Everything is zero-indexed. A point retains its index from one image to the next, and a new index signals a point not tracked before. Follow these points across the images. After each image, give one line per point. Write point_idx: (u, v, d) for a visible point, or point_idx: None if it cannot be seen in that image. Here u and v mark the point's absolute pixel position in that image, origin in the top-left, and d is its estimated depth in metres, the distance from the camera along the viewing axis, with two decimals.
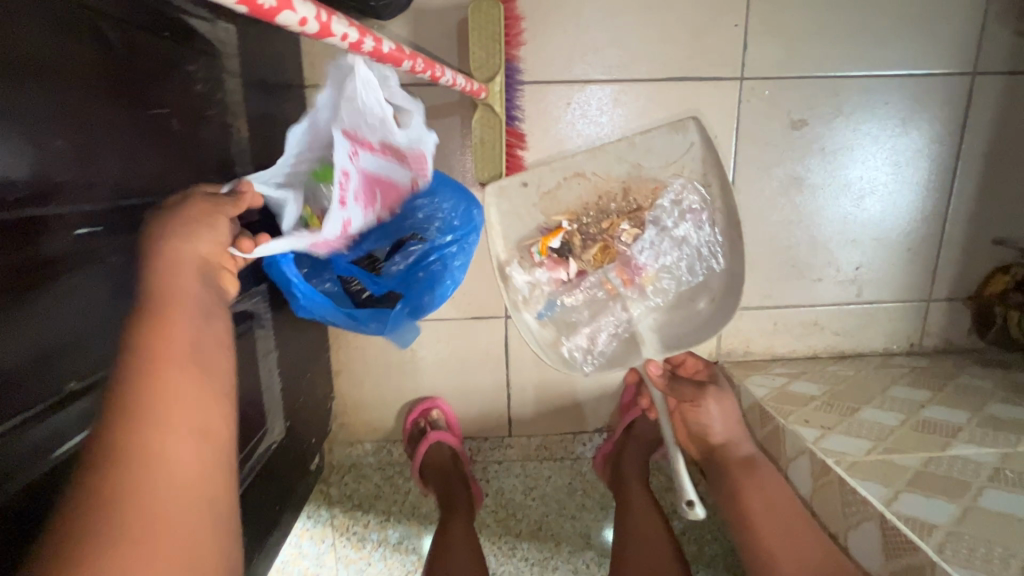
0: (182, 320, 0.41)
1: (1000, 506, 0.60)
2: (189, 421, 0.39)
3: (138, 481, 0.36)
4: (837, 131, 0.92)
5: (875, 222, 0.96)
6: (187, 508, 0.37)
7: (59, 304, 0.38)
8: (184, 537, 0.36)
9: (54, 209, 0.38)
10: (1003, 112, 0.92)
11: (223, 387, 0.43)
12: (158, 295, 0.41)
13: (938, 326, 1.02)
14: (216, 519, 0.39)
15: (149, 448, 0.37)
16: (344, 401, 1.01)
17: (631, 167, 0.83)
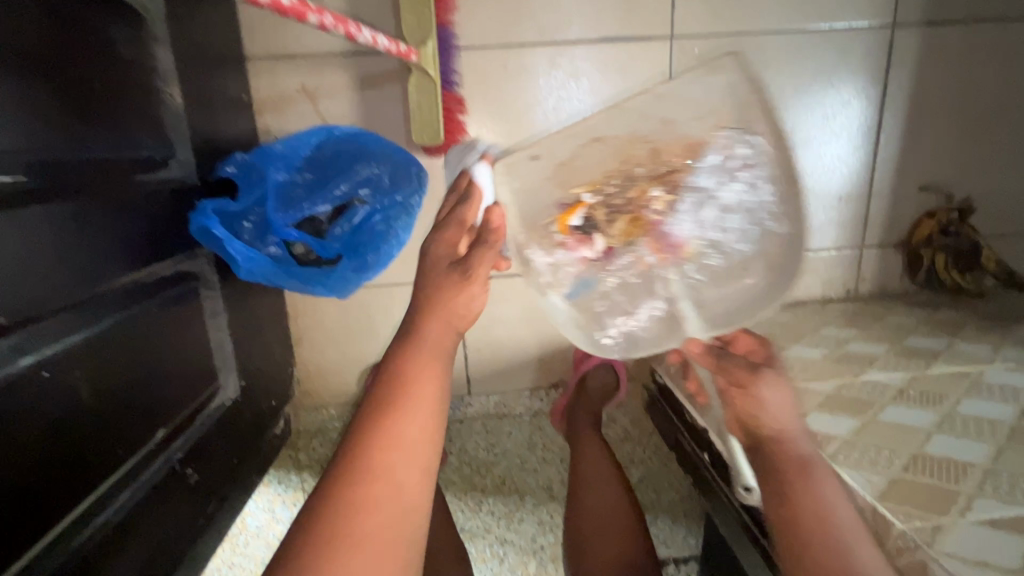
0: (439, 319, 0.61)
1: (898, 418, 0.65)
2: (431, 399, 0.58)
3: (391, 427, 0.56)
4: (767, 86, 0.96)
5: (808, 173, 1.01)
6: (418, 451, 0.56)
7: None
8: (410, 477, 0.54)
9: None
10: (924, 62, 0.96)
11: (448, 383, 0.61)
12: (434, 304, 0.61)
13: (872, 272, 1.08)
14: (430, 473, 0.56)
15: (411, 403, 0.57)
16: (307, 368, 1.05)
17: (658, 125, 0.66)
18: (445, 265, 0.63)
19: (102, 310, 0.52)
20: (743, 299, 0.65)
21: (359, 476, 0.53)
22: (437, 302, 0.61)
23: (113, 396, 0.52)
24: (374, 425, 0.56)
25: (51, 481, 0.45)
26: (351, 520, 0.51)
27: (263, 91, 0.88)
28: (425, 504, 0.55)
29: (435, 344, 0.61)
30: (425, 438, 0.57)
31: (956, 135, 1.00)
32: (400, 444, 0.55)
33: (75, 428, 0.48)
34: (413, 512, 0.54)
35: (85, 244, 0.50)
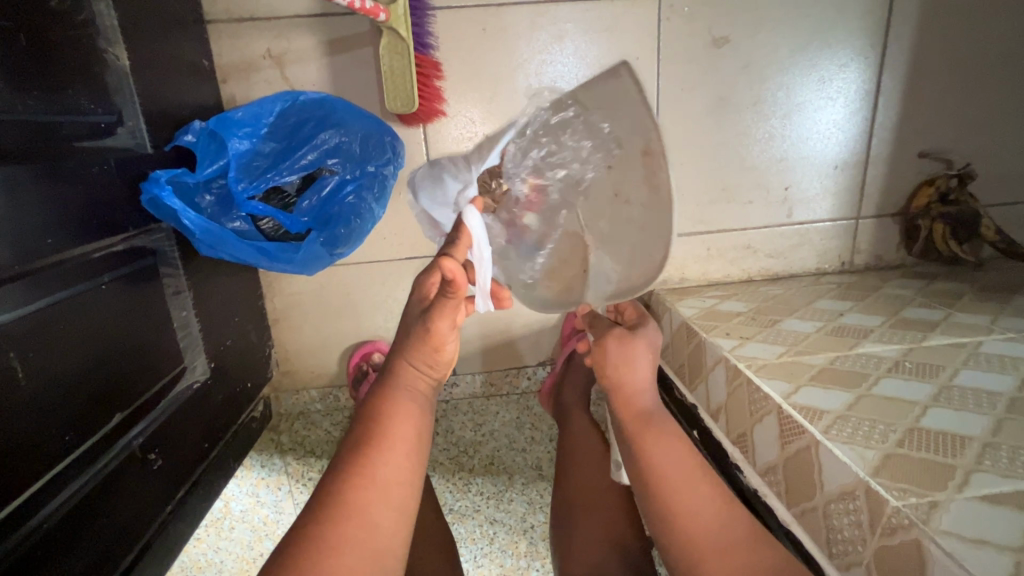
0: (409, 365, 0.59)
1: (893, 391, 0.62)
2: (404, 449, 0.56)
3: (361, 471, 0.53)
4: (760, 48, 0.91)
5: (801, 142, 0.97)
6: (383, 504, 0.52)
7: None
8: (381, 524, 0.52)
9: None
10: (925, 19, 0.91)
11: (424, 428, 0.59)
12: (406, 348, 0.59)
13: (868, 243, 1.04)
14: (403, 519, 0.53)
15: (387, 447, 0.55)
16: (286, 349, 1.02)
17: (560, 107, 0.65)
18: (415, 311, 0.60)
19: (41, 286, 0.48)
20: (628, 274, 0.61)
21: (327, 522, 0.50)
22: (408, 348, 0.59)
23: (56, 380, 0.49)
24: (347, 469, 0.53)
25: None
26: (321, 567, 0.47)
27: (226, 58, 0.83)
28: (395, 553, 0.52)
29: (413, 389, 0.59)
30: (396, 489, 0.54)
31: (957, 98, 0.96)
32: (373, 489, 0.52)
33: (13, 410, 0.44)
34: (382, 562, 0.50)
35: (17, 211, 0.46)
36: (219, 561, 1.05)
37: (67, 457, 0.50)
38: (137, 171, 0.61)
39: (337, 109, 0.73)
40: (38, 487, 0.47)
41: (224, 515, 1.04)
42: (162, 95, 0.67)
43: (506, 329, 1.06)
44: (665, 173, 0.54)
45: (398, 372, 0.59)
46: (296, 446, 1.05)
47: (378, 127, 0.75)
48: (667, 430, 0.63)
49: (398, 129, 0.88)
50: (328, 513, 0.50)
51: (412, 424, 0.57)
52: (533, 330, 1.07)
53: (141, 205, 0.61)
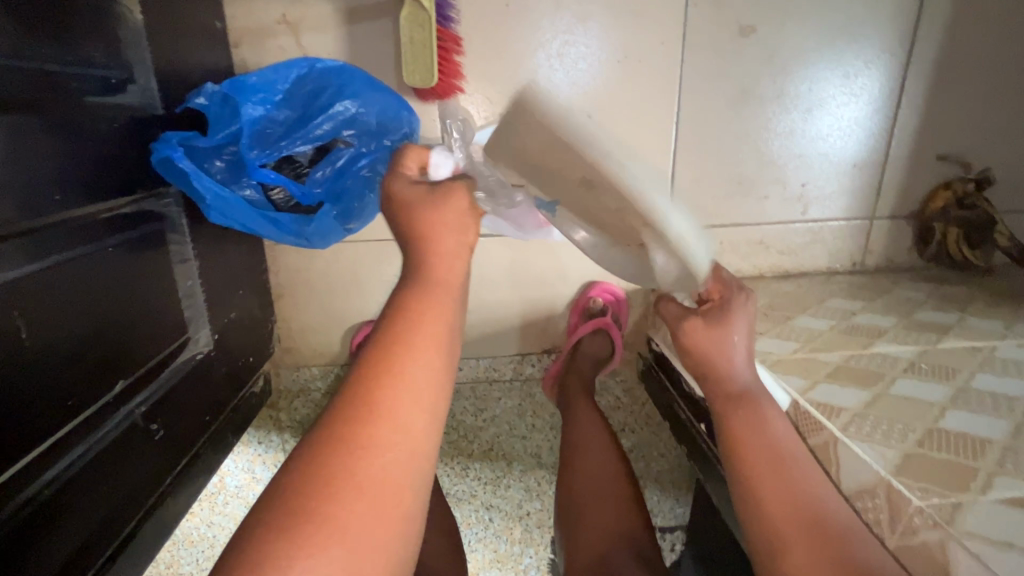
0: (428, 256, 0.57)
1: (910, 391, 0.61)
2: (434, 342, 0.52)
3: (392, 364, 0.49)
4: (787, 39, 0.89)
5: (823, 136, 0.95)
6: (415, 404, 0.48)
7: None
8: (413, 420, 0.48)
9: None
10: (956, 18, 0.90)
11: (455, 320, 0.55)
12: (426, 237, 0.57)
13: (880, 244, 1.04)
14: (436, 422, 0.50)
15: (413, 336, 0.51)
16: (288, 325, 1.00)
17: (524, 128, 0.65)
18: (422, 198, 0.59)
19: (46, 245, 0.46)
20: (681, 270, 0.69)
21: (362, 419, 0.46)
22: (427, 237, 0.57)
23: (61, 341, 0.47)
24: (378, 363, 0.49)
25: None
26: (355, 469, 0.44)
27: (239, 21, 0.80)
28: (431, 457, 0.48)
29: (438, 276, 0.56)
30: (429, 387, 0.50)
31: (980, 100, 0.95)
32: (403, 382, 0.48)
33: (17, 372, 0.43)
34: (417, 464, 0.47)
35: (23, 163, 0.44)
36: (213, 536, 1.03)
37: (70, 422, 0.48)
38: (145, 132, 0.58)
39: (355, 79, 0.71)
40: (41, 449, 0.45)
41: (219, 490, 1.04)
42: (171, 52, 0.64)
43: (510, 315, 1.05)
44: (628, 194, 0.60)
45: (423, 263, 0.57)
46: (295, 424, 1.04)
47: (395, 99, 0.73)
48: (762, 414, 0.55)
49: (414, 104, 0.86)
50: (356, 411, 0.47)
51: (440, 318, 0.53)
52: (538, 317, 1.06)
53: (151, 169, 0.59)
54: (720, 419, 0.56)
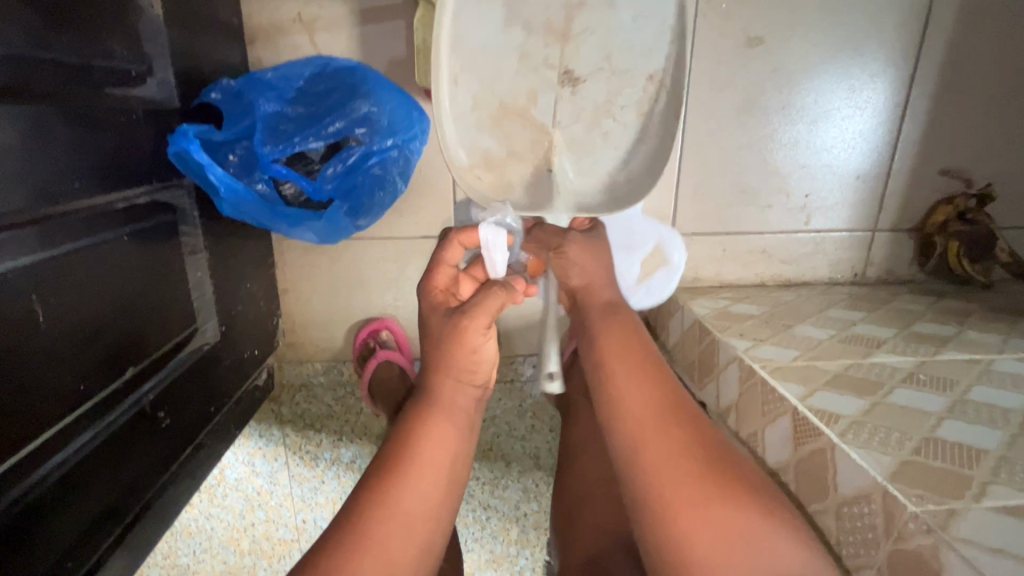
0: (439, 385, 0.67)
1: (908, 400, 0.62)
2: (434, 474, 0.61)
3: (391, 493, 0.57)
4: (793, 51, 0.90)
5: (827, 147, 0.96)
6: (404, 534, 0.56)
7: None
8: (400, 551, 0.55)
9: None
10: (961, 34, 0.91)
11: (456, 451, 0.64)
12: (442, 364, 0.67)
13: (881, 256, 1.04)
14: (422, 552, 0.57)
15: (415, 468, 0.60)
16: (292, 320, 1.01)
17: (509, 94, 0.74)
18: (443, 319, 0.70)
19: (61, 232, 0.47)
20: (597, 198, 0.76)
21: (358, 543, 0.54)
22: (444, 362, 0.67)
23: (74, 326, 0.48)
24: (379, 489, 0.58)
25: (9, 410, 0.42)
26: None
27: (255, 18, 0.81)
28: None
29: (449, 402, 0.66)
30: (422, 517, 0.58)
31: (983, 116, 0.96)
32: (395, 512, 0.57)
33: (32, 352, 0.43)
34: None
35: (43, 150, 0.45)
36: (210, 527, 1.05)
37: (80, 407, 0.49)
38: (162, 125, 0.59)
39: (368, 79, 0.71)
40: (47, 435, 0.46)
41: (218, 482, 1.05)
42: (189, 45, 0.65)
43: (513, 316, 1.06)
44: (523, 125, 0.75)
45: (434, 390, 0.67)
46: (296, 418, 1.05)
47: (406, 100, 0.74)
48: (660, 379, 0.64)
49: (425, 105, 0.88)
50: (353, 535, 0.54)
51: (442, 451, 0.62)
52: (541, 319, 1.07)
53: (167, 161, 0.60)
54: (609, 386, 0.64)
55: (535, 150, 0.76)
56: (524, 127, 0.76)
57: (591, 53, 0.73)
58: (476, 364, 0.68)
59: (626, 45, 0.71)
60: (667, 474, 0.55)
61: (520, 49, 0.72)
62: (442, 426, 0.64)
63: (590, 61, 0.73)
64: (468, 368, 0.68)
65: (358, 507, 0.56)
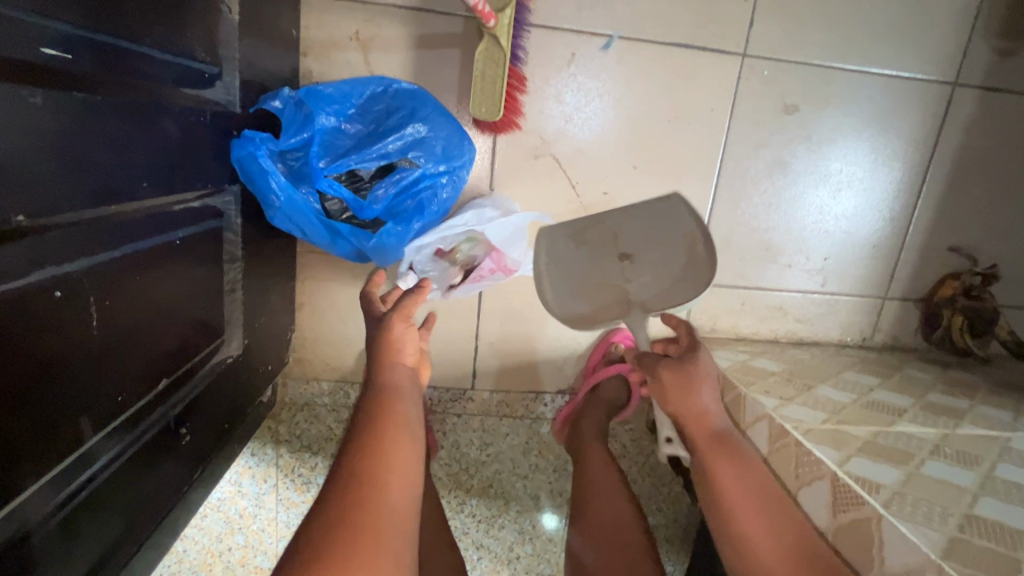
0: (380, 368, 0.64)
1: (941, 473, 0.63)
2: (398, 457, 0.57)
3: (358, 478, 0.54)
4: (825, 121, 0.94)
5: (847, 214, 1.00)
6: (385, 515, 0.53)
7: (20, 129, 0.33)
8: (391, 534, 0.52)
9: (31, 16, 0.34)
10: (976, 123, 0.97)
11: (413, 433, 0.61)
12: (375, 353, 0.65)
13: (889, 323, 1.08)
14: (409, 538, 0.54)
15: (379, 449, 0.57)
16: (304, 335, 0.97)
17: (576, 257, 0.74)
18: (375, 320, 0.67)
19: (119, 233, 0.44)
20: (671, 306, 0.70)
21: (346, 532, 0.50)
22: (380, 352, 0.64)
23: (124, 331, 0.45)
24: (347, 475, 0.55)
25: (51, 423, 0.38)
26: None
27: (312, 31, 0.81)
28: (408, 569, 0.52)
29: (396, 385, 0.63)
30: (399, 500, 0.55)
31: (990, 200, 1.01)
32: (375, 492, 0.54)
33: (84, 354, 0.41)
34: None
35: (120, 146, 0.42)
36: (182, 550, 0.97)
37: (116, 421, 0.46)
38: (224, 130, 0.58)
39: (427, 103, 0.71)
40: (81, 450, 0.42)
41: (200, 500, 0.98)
42: (254, 52, 0.64)
43: (529, 351, 1.04)
44: (599, 277, 0.73)
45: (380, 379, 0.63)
46: (293, 439, 1.00)
47: (460, 128, 0.74)
48: (738, 452, 0.64)
49: (470, 134, 0.88)
50: (338, 528, 0.51)
51: (399, 432, 0.59)
52: (557, 356, 1.05)
53: (222, 165, 0.58)
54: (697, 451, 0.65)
55: (619, 303, 0.72)
56: (607, 278, 0.73)
57: (637, 221, 0.73)
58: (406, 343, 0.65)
59: (658, 219, 0.72)
60: (748, 515, 0.60)
61: (573, 229, 0.74)
62: (392, 409, 0.61)
63: (643, 226, 0.72)
64: (403, 349, 0.65)
65: (331, 494, 0.53)
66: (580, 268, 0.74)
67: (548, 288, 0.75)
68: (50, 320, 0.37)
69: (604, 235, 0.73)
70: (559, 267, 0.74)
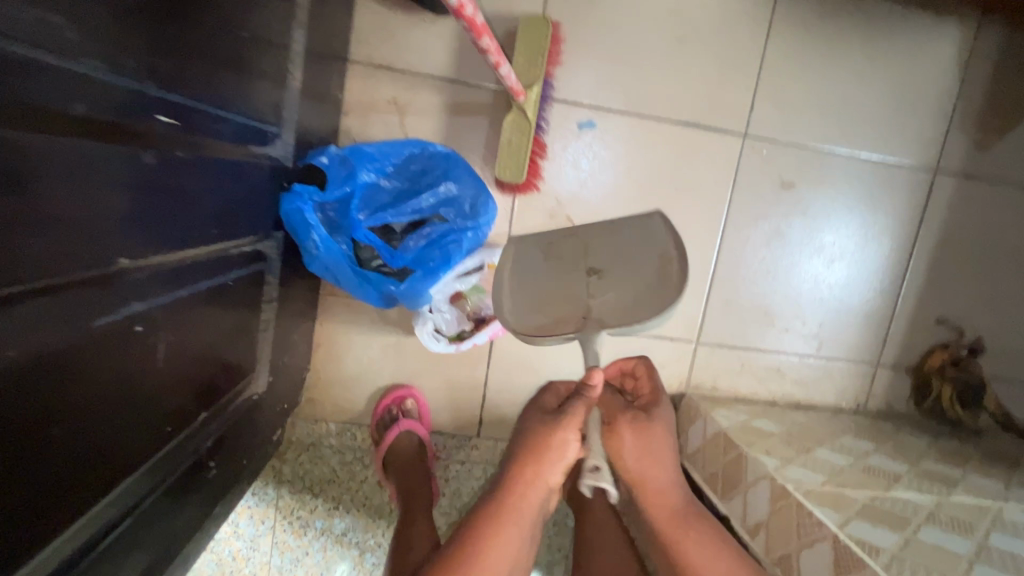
0: (527, 471, 0.63)
1: (936, 540, 0.66)
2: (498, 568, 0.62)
3: None
4: (819, 198, 1.02)
5: (840, 284, 1.06)
6: None
7: (133, 185, 0.39)
8: None
9: (154, 91, 0.41)
10: (957, 206, 1.05)
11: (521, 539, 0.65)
12: (517, 459, 0.64)
13: (882, 390, 1.11)
14: None
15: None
16: (317, 375, 1.00)
17: (539, 270, 0.72)
18: (545, 421, 0.64)
19: (188, 275, 0.49)
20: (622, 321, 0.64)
21: None
22: (519, 462, 0.63)
23: (180, 363, 0.49)
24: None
25: (109, 449, 0.42)
26: None
27: (355, 94, 0.88)
28: None
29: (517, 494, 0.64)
30: None
31: (973, 278, 1.08)
32: None
33: (148, 380, 0.45)
34: None
35: (200, 198, 0.48)
36: None
37: (159, 453, 0.49)
38: (278, 182, 0.64)
39: (458, 165, 0.78)
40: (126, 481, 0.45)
41: None
42: (308, 113, 0.70)
43: None
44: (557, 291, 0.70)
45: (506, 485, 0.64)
46: (296, 479, 1.00)
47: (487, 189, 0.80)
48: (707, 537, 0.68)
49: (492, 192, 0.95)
50: None
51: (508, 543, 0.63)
52: None
53: (272, 213, 0.64)
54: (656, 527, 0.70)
55: (572, 315, 0.68)
56: (569, 293, 0.69)
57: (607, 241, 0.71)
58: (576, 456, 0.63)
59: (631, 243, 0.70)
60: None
61: (544, 244, 0.73)
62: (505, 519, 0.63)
63: (614, 244, 0.70)
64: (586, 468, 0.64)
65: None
66: (539, 279, 0.71)
67: (505, 299, 0.72)
68: (128, 349, 0.42)
69: (569, 249, 0.72)
70: (523, 278, 0.72)
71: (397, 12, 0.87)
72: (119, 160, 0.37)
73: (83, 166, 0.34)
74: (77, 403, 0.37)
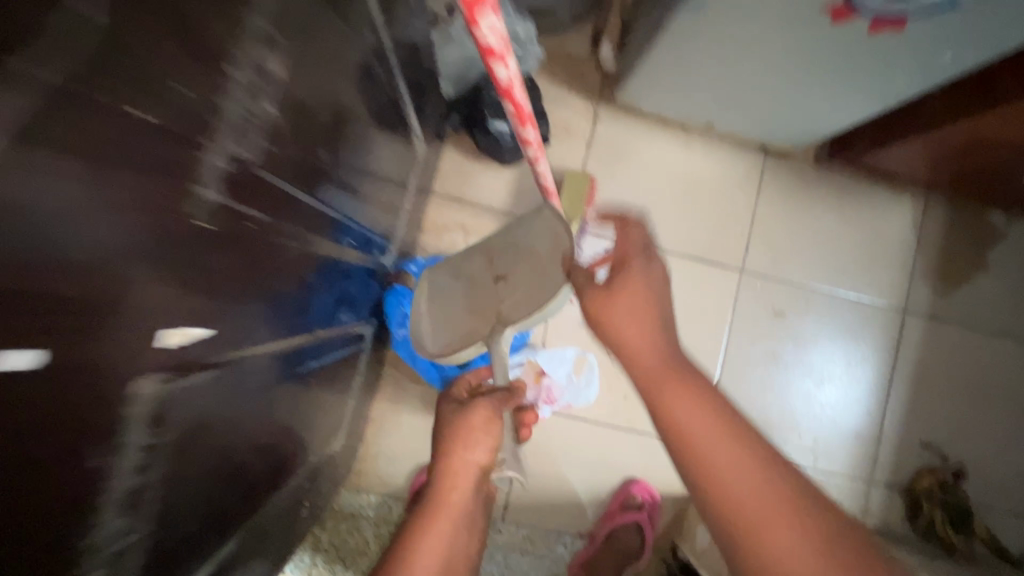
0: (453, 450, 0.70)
1: None
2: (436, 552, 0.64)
3: None
4: (806, 327, 1.21)
5: (830, 403, 1.20)
6: None
7: (321, 278, 0.60)
8: None
9: (345, 223, 0.63)
10: (928, 342, 1.22)
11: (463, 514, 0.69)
12: (440, 442, 0.72)
13: (878, 507, 1.20)
14: None
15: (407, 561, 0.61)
16: (366, 448, 1.12)
17: (462, 287, 0.83)
18: (455, 407, 0.75)
19: (325, 344, 0.68)
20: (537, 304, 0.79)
21: None
22: (443, 444, 0.71)
23: (305, 411, 0.66)
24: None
25: (226, 510, 0.50)
26: None
27: (432, 218, 1.13)
28: None
29: (448, 478, 0.69)
30: None
31: (951, 408, 1.22)
32: None
33: (293, 418, 0.61)
34: None
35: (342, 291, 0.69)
36: None
37: (247, 519, 0.56)
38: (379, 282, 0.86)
39: None
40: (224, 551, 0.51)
41: None
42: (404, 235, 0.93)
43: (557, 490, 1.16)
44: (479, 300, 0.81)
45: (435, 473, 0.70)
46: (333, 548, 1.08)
47: None
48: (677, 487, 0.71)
49: None
50: None
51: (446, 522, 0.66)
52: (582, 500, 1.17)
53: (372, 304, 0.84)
54: None
55: (491, 320, 0.81)
56: (491, 295, 0.81)
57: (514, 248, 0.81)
58: (491, 428, 0.72)
59: (514, 254, 0.81)
60: None
61: (457, 269, 0.84)
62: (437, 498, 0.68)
63: (517, 247, 0.81)
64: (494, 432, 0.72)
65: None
66: (459, 299, 0.82)
67: (436, 334, 0.83)
68: (291, 393, 0.59)
69: (486, 266, 0.82)
70: (437, 305, 0.83)
71: (472, 162, 1.14)
72: (322, 264, 0.59)
73: (242, 278, 0.40)
74: (212, 475, 0.44)
